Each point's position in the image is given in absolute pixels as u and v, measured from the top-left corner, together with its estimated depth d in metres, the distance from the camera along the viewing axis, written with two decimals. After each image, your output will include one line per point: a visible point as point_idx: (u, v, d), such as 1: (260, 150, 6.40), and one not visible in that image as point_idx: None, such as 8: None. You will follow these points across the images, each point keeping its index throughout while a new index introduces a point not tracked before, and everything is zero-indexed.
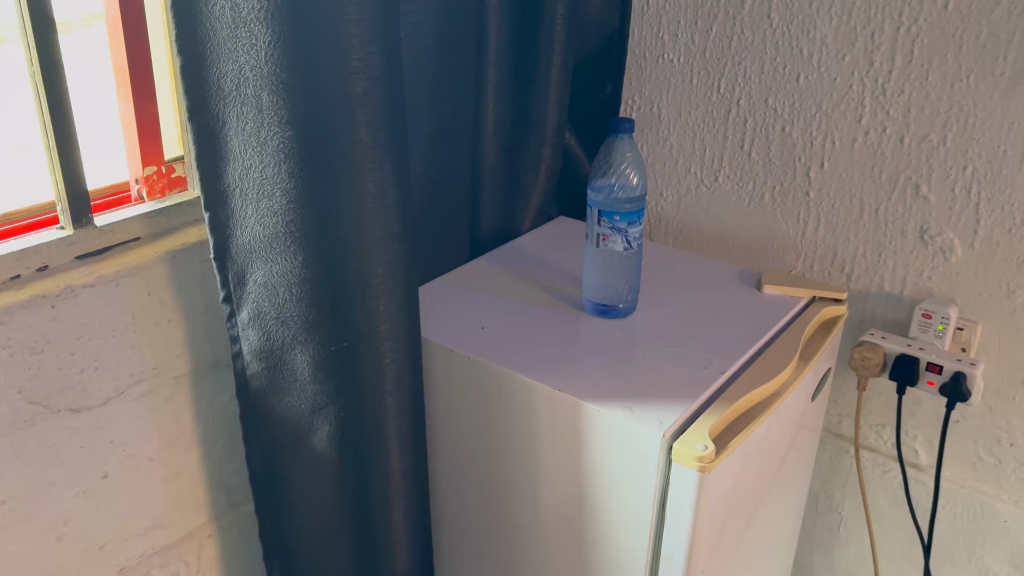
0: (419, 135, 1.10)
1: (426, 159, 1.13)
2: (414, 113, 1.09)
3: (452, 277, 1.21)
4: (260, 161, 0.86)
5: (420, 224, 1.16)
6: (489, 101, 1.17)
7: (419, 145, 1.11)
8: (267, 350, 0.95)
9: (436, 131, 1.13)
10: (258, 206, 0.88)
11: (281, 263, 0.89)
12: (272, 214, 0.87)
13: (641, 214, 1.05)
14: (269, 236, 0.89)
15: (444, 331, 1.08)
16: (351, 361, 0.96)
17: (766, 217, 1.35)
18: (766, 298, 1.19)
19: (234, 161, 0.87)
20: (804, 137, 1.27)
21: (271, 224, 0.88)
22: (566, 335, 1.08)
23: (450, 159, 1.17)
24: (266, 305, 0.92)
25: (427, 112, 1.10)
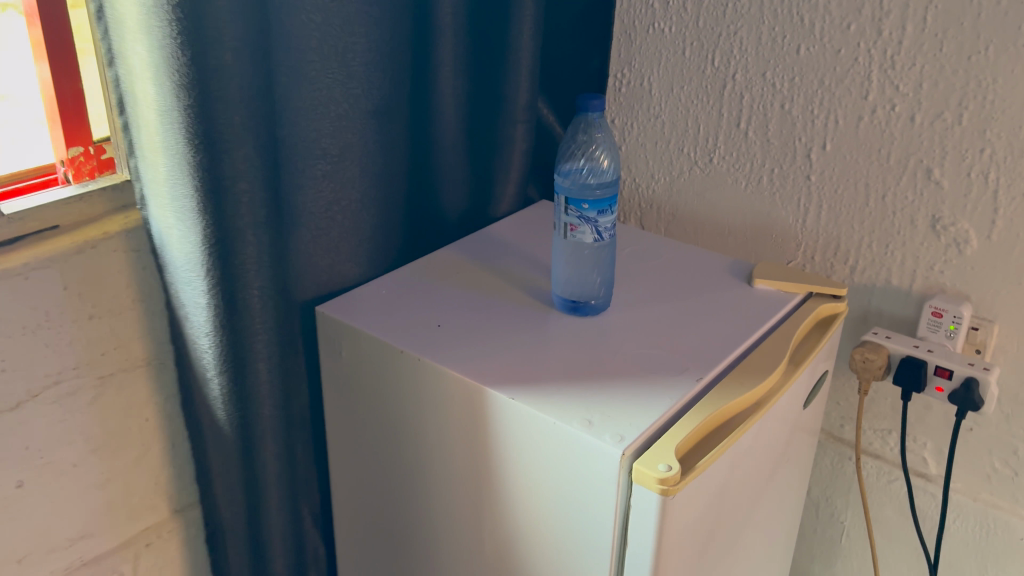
0: (360, 113, 1.01)
1: (368, 139, 1.03)
2: (351, 89, 0.98)
3: (410, 269, 1.12)
4: (148, 125, 0.79)
5: (370, 209, 1.06)
6: (444, 81, 1.12)
7: (359, 122, 1.01)
8: (172, 317, 0.90)
9: (382, 108, 1.04)
10: (149, 170, 0.82)
11: (172, 234, 0.84)
12: (161, 181, 0.81)
13: (613, 201, 0.95)
14: (160, 203, 0.83)
15: (378, 327, 0.98)
16: (240, 363, 0.92)
17: (763, 201, 1.23)
18: (758, 293, 1.08)
19: (131, 120, 0.81)
20: (805, 115, 1.15)
21: (162, 194, 0.82)
22: (529, 334, 0.98)
23: (395, 137, 1.08)
24: (167, 275, 0.87)
25: (368, 87, 1.01)
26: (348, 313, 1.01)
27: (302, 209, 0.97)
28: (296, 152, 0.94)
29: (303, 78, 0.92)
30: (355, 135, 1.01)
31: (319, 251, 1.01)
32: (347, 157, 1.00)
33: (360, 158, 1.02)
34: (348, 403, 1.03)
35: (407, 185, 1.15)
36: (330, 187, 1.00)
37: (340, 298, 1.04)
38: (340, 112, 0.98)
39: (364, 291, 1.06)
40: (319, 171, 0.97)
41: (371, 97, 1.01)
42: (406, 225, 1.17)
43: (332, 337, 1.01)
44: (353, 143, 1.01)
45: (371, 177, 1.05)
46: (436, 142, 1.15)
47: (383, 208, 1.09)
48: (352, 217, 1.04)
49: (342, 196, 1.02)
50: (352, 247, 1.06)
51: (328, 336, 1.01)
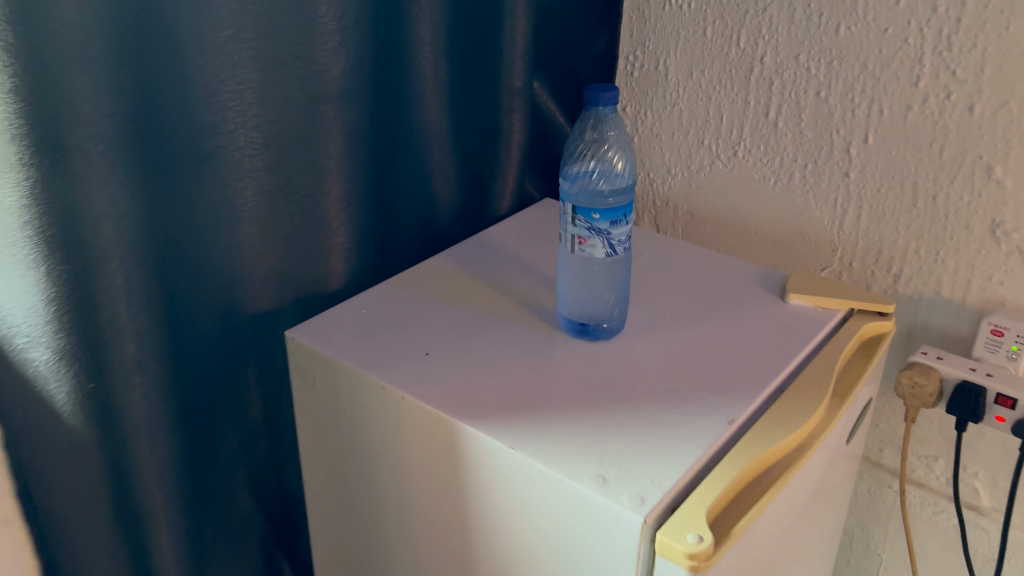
0: (304, 100, 0.87)
1: (313, 132, 0.90)
2: (293, 72, 0.85)
3: (395, 283, 0.99)
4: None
5: (319, 206, 0.94)
6: (423, 69, 1.00)
7: (301, 111, 0.88)
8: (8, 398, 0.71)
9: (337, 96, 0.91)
10: None
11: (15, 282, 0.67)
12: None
13: (629, 210, 0.81)
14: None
15: (356, 356, 0.85)
16: (111, 430, 0.77)
17: (794, 200, 1.09)
18: (792, 311, 0.94)
19: None
20: (844, 104, 1.01)
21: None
22: (531, 361, 0.85)
23: (351, 130, 0.94)
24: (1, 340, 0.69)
25: (319, 71, 0.87)
26: (322, 338, 0.88)
27: (230, 210, 0.84)
28: (224, 146, 0.81)
29: (230, 62, 0.78)
30: (296, 126, 0.88)
31: (258, 253, 0.89)
32: (287, 148, 0.88)
33: (302, 150, 0.89)
34: (324, 439, 0.91)
35: (376, 181, 1.02)
36: (269, 180, 0.87)
37: (314, 319, 0.91)
38: (279, 98, 0.85)
39: (341, 310, 0.93)
40: (251, 165, 0.85)
41: (325, 84, 0.88)
42: (378, 225, 1.04)
43: (304, 366, 0.88)
44: (293, 136, 0.88)
45: (318, 173, 0.92)
46: (424, 133, 1.05)
47: (343, 204, 0.97)
48: (295, 215, 0.92)
49: (282, 192, 0.89)
50: (298, 248, 0.94)
51: (299, 363, 0.89)
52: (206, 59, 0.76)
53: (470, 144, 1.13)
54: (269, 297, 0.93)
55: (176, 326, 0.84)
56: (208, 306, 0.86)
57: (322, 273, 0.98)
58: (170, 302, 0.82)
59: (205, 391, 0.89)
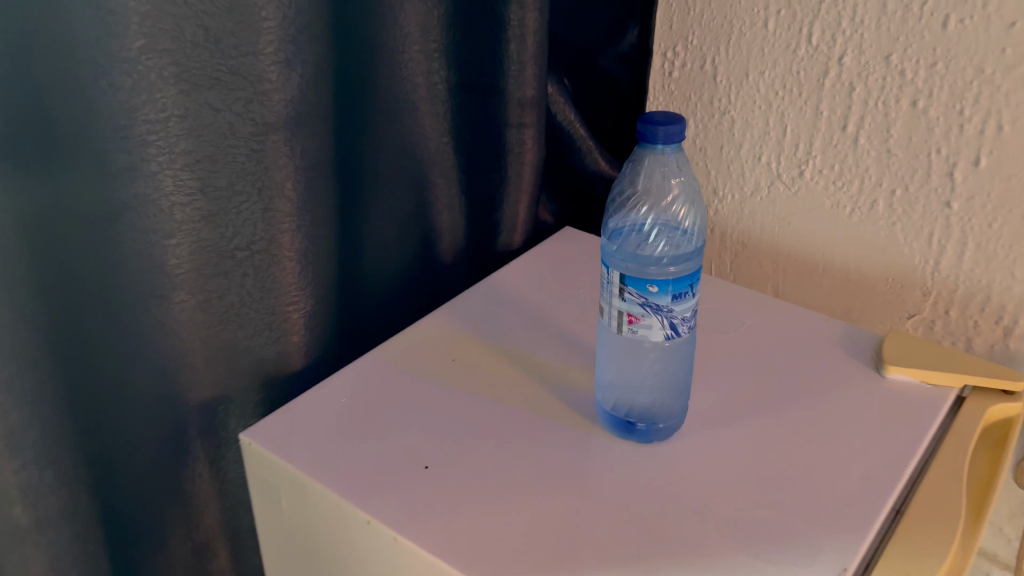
0: (250, 130, 0.69)
1: (264, 171, 0.71)
2: (233, 94, 0.67)
3: (382, 352, 0.78)
4: None
5: (276, 264, 0.75)
6: (404, 77, 0.80)
7: (246, 144, 0.70)
8: None
9: (290, 123, 0.72)
10: None
11: None
12: None
13: (696, 279, 0.60)
14: None
15: (334, 471, 0.65)
16: None
17: (875, 234, 0.89)
18: (891, 389, 0.74)
19: None
20: (947, 117, 0.79)
21: None
22: (564, 477, 0.65)
23: (312, 163, 0.75)
24: None
25: (266, 91, 0.69)
26: (289, 442, 0.68)
27: (154, 272, 0.67)
28: (145, 192, 0.64)
29: (146, 84, 0.61)
30: (243, 163, 0.70)
31: (199, 325, 0.72)
32: (230, 191, 0.70)
33: (249, 194, 0.71)
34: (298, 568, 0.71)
35: (346, 220, 0.82)
36: (209, 233, 0.70)
37: (279, 411, 0.72)
38: (215, 128, 0.67)
39: (314, 397, 0.73)
40: (182, 216, 0.67)
41: (274, 107, 0.70)
42: (351, 272, 0.85)
43: (266, 479, 0.69)
44: (238, 176, 0.70)
45: (274, 223, 0.74)
46: (411, 156, 0.85)
47: (305, 259, 0.77)
48: (246, 276, 0.74)
49: (225, 248, 0.71)
50: (253, 316, 0.75)
51: (259, 475, 0.69)
52: (112, 81, 0.59)
53: (475, 169, 0.91)
54: (220, 377, 0.75)
55: (87, 420, 0.67)
56: (131, 389, 0.69)
57: (284, 345, 0.78)
58: (74, 391, 0.65)
59: (127, 497, 0.71)
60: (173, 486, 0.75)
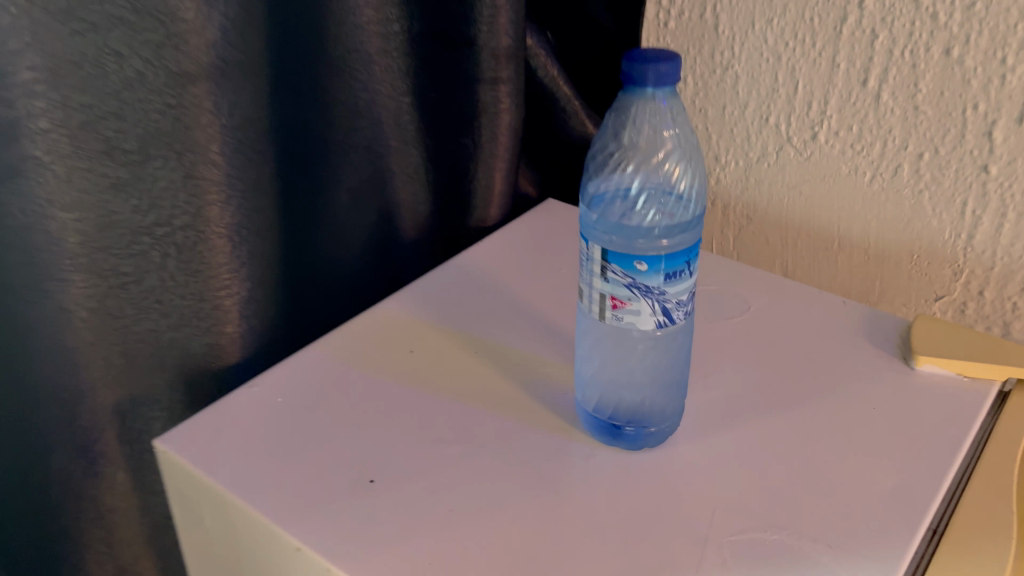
0: (165, 81, 0.58)
1: (184, 131, 0.60)
2: (142, 37, 0.56)
3: (329, 343, 0.68)
4: None
5: (203, 241, 0.64)
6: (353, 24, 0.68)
7: (160, 98, 0.58)
8: None
9: (215, 73, 0.61)
10: None
11: None
12: None
13: (694, 254, 0.50)
14: None
15: (263, 486, 0.55)
16: None
17: (899, 204, 0.78)
18: (922, 383, 0.64)
19: None
20: (987, 67, 0.68)
21: None
22: (535, 493, 0.54)
23: (240, 121, 0.64)
24: None
25: (183, 34, 0.58)
26: (211, 451, 0.57)
27: (51, 253, 0.56)
28: (36, 154, 0.54)
29: (27, 21, 0.50)
30: (157, 121, 0.59)
31: (111, 311, 0.62)
32: (143, 155, 0.59)
33: (167, 159, 0.60)
34: None
35: (289, 192, 0.72)
36: (119, 205, 0.59)
37: (202, 412, 0.61)
38: (120, 78, 0.56)
39: (246, 395, 0.62)
40: (82, 185, 0.57)
41: (192, 54, 0.59)
42: (295, 249, 0.74)
43: (186, 494, 0.58)
44: (152, 137, 0.59)
45: (199, 194, 0.63)
46: (366, 117, 0.74)
47: (238, 235, 0.67)
48: (166, 255, 0.63)
49: (138, 223, 0.61)
50: (176, 301, 0.65)
51: (177, 488, 0.59)
52: None
53: (443, 132, 0.80)
54: (136, 372, 0.66)
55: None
56: (27, 387, 0.59)
57: (215, 336, 0.68)
58: None
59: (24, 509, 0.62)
60: (81, 494, 0.65)
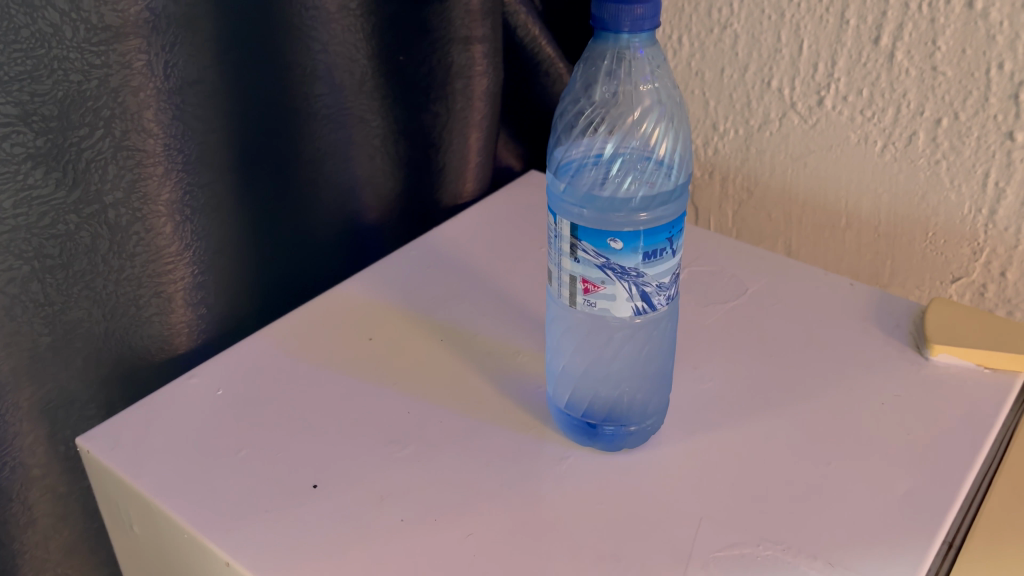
0: (85, 36, 0.49)
1: (112, 95, 0.51)
2: None
3: (280, 328, 0.61)
4: None
5: (140, 222, 0.56)
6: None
7: (82, 56, 0.49)
8: None
9: (148, 27, 0.52)
10: None
11: None
12: None
13: (677, 230, 0.44)
14: None
15: (193, 492, 0.48)
16: None
17: (913, 177, 0.71)
18: (936, 376, 0.57)
19: None
20: (1014, 21, 0.61)
21: None
22: (498, 501, 0.48)
23: (180, 85, 0.55)
24: None
25: None
26: (139, 453, 0.51)
27: None
28: None
29: None
30: (79, 82, 0.50)
31: (35, 299, 0.53)
32: (64, 122, 0.51)
33: (92, 126, 0.52)
34: None
35: (251, 167, 0.64)
36: (37, 179, 0.51)
37: (133, 407, 0.55)
38: (30, 32, 0.47)
39: (183, 389, 0.56)
40: None
41: (118, 5, 0.50)
42: (259, 230, 0.66)
43: (114, 499, 0.52)
44: (75, 100, 0.50)
45: (134, 168, 0.54)
46: (324, 81, 0.66)
47: (183, 215, 0.58)
48: (97, 236, 0.55)
49: (62, 200, 0.52)
50: (111, 288, 0.57)
51: (105, 493, 0.52)
52: None
53: (414, 99, 0.71)
54: (70, 372, 0.57)
55: None
56: None
57: (161, 327, 0.60)
58: None
59: None
60: (14, 506, 0.58)
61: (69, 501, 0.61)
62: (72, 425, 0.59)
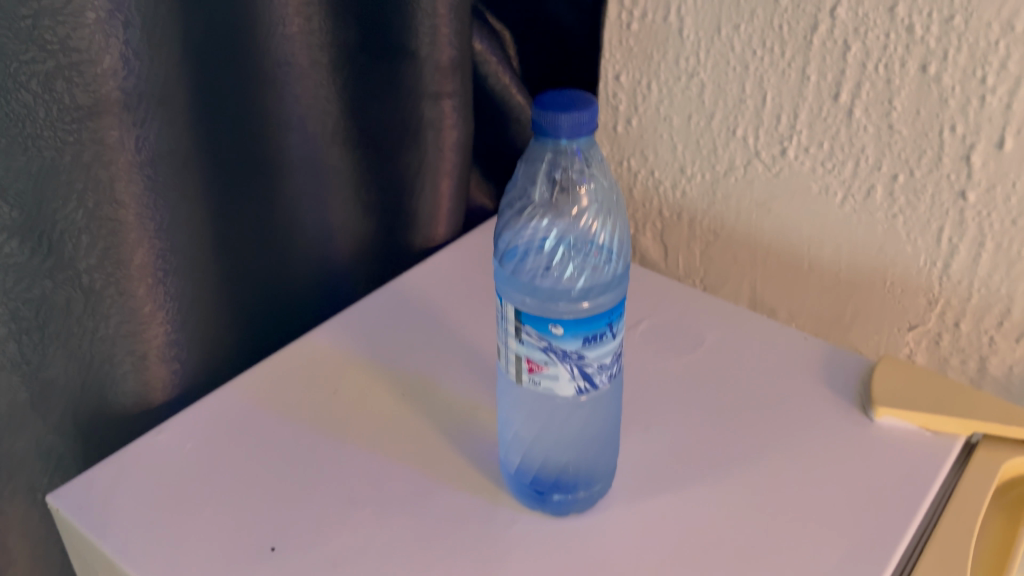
0: (58, 116, 0.51)
1: (85, 169, 0.53)
2: (30, 68, 0.49)
3: (249, 380, 0.63)
4: None
5: (114, 286, 0.58)
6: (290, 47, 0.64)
7: (55, 134, 0.51)
8: None
9: (122, 105, 0.54)
10: None
11: None
12: None
13: (618, 315, 0.46)
14: None
15: (157, 551, 0.51)
16: None
17: (871, 229, 0.73)
18: (879, 437, 0.59)
19: None
20: (966, 86, 0.63)
21: None
22: (449, 563, 0.50)
23: (153, 156, 0.57)
24: None
25: (78, 64, 0.50)
26: (108, 510, 0.53)
27: None
28: None
29: None
30: (53, 159, 0.52)
31: (12, 360, 0.56)
32: (39, 195, 0.53)
33: (66, 198, 0.54)
34: None
35: (221, 223, 0.65)
36: (14, 250, 0.53)
37: (105, 462, 0.57)
38: (5, 113, 0.50)
39: (154, 442, 0.58)
40: None
41: (91, 86, 0.51)
42: (233, 282, 0.68)
43: (84, 554, 0.54)
44: (48, 175, 0.52)
45: (108, 235, 0.56)
46: (294, 137, 0.68)
47: (157, 277, 0.60)
48: (72, 299, 0.57)
49: (37, 266, 0.54)
50: (86, 347, 0.59)
51: (76, 547, 0.55)
52: None
53: (386, 150, 0.73)
54: (46, 427, 0.59)
55: None
56: None
57: (134, 383, 0.62)
58: None
59: None
60: None
61: (46, 547, 0.63)
62: (49, 474, 0.61)
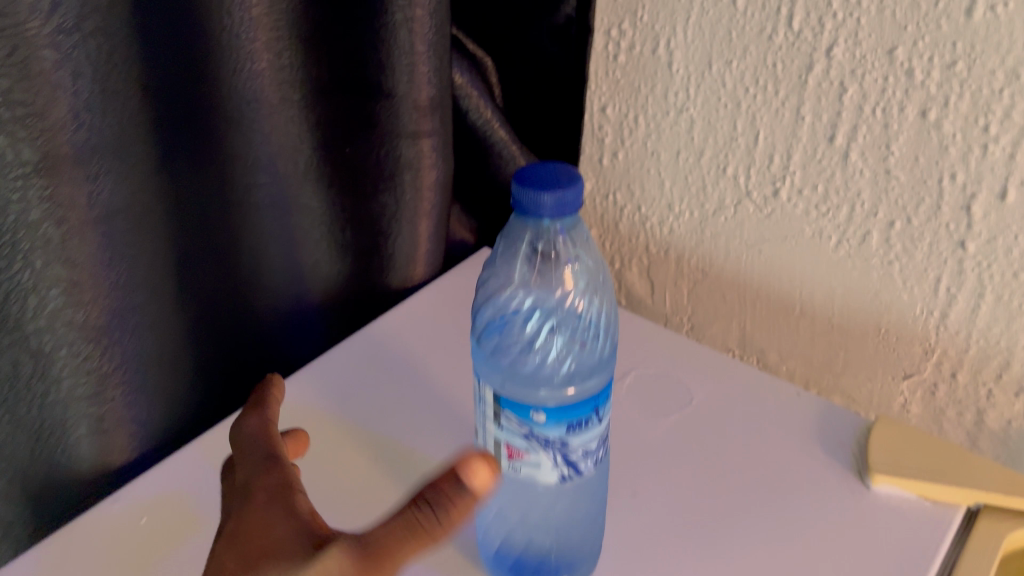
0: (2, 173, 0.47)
1: (31, 229, 0.49)
2: None
3: (212, 440, 0.60)
4: None
5: (66, 348, 0.54)
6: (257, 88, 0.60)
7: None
8: None
9: (72, 158, 0.50)
10: None
11: None
12: None
13: (602, 401, 0.43)
14: None
15: None
16: None
17: (865, 275, 0.70)
18: (875, 505, 0.56)
19: None
20: (967, 134, 0.60)
21: None
22: None
23: (108, 212, 0.53)
24: None
25: (23, 119, 0.47)
26: None
27: None
28: None
29: None
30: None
31: None
32: None
33: (11, 260, 0.50)
34: None
35: (183, 272, 0.62)
36: None
37: (55, 535, 0.53)
38: None
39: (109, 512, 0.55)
40: None
41: (40, 140, 0.48)
42: (197, 332, 0.65)
43: None
44: None
45: (58, 297, 0.52)
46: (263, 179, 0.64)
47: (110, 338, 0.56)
48: (18, 362, 0.53)
49: None
50: (35, 412, 0.55)
51: None
52: None
53: (360, 191, 0.69)
54: None
55: None
56: None
57: (88, 451, 0.58)
58: None
59: None
60: None
61: None
62: None
